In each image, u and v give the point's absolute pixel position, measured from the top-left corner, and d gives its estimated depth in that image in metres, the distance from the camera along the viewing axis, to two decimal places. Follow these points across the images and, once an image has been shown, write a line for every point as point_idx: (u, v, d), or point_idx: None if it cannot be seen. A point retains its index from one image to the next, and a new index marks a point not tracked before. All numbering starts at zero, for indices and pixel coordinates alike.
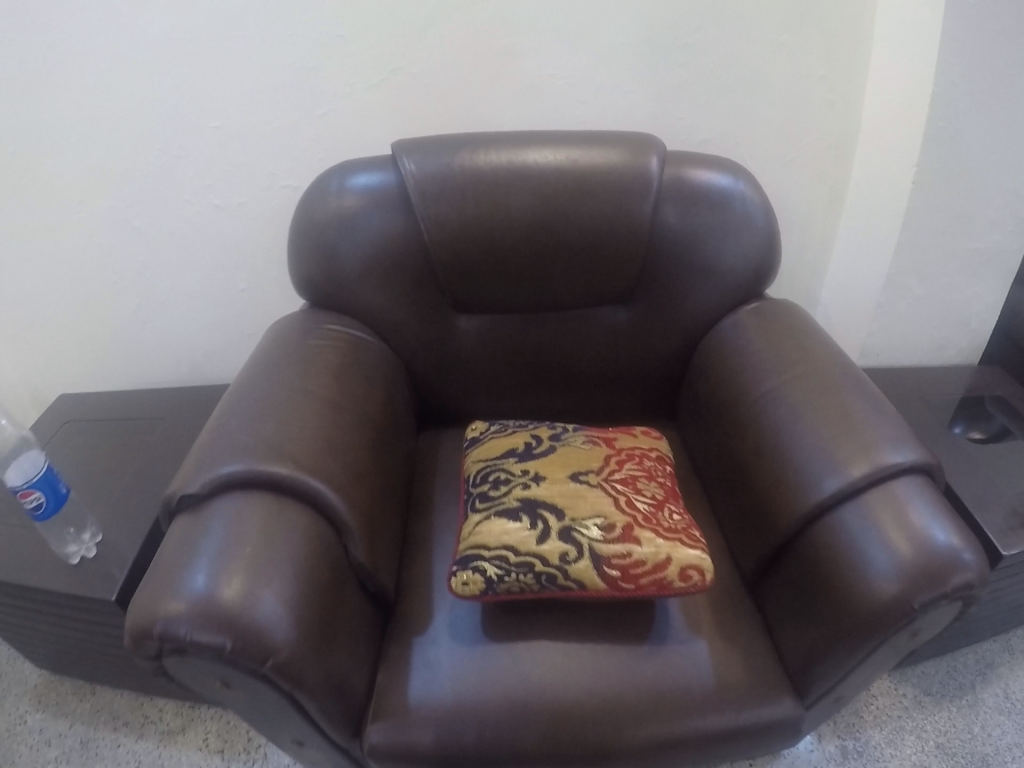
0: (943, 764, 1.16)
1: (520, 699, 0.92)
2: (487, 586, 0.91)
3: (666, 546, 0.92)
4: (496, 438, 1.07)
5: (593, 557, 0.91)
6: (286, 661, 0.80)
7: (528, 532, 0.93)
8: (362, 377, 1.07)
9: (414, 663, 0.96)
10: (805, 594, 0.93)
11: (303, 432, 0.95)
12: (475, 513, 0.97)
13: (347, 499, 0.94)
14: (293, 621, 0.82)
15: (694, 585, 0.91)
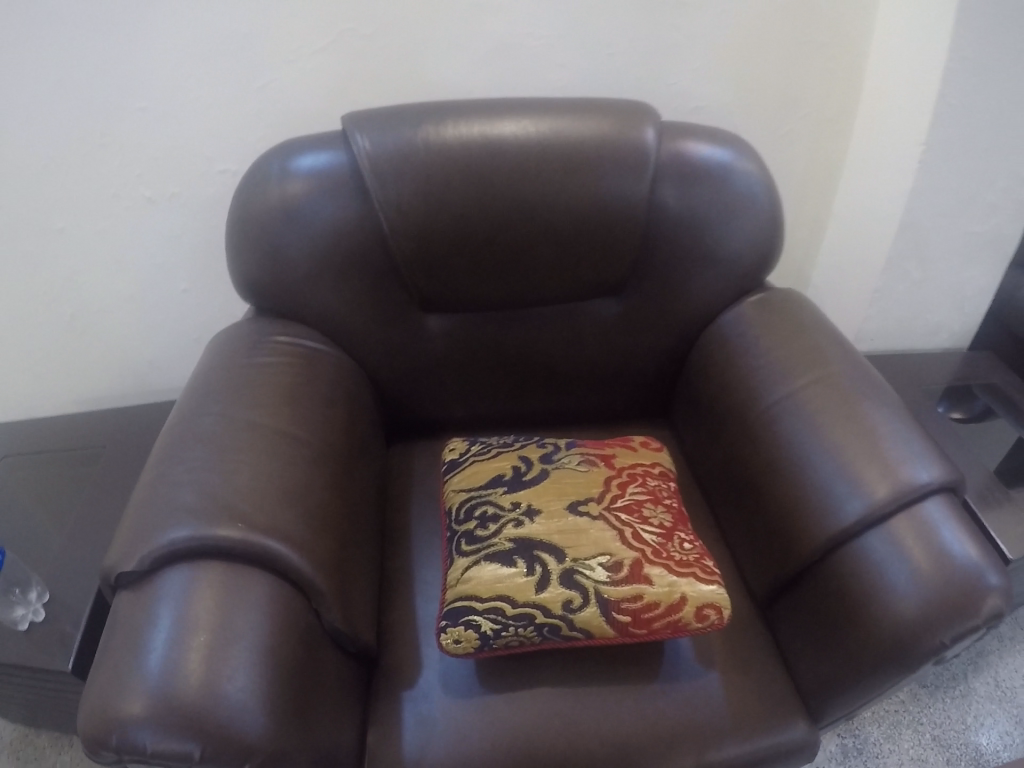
0: (940, 757, 1.13)
1: (523, 755, 0.83)
2: (482, 642, 0.81)
3: (680, 582, 0.83)
4: (478, 463, 0.96)
5: (601, 602, 0.81)
6: (262, 757, 0.71)
7: (526, 578, 0.82)
8: (322, 399, 0.94)
9: (405, 719, 0.86)
10: (820, 627, 0.83)
11: (258, 480, 0.82)
12: (462, 558, 0.86)
13: (316, 552, 0.82)
14: (266, 708, 0.72)
15: (711, 624, 0.82)
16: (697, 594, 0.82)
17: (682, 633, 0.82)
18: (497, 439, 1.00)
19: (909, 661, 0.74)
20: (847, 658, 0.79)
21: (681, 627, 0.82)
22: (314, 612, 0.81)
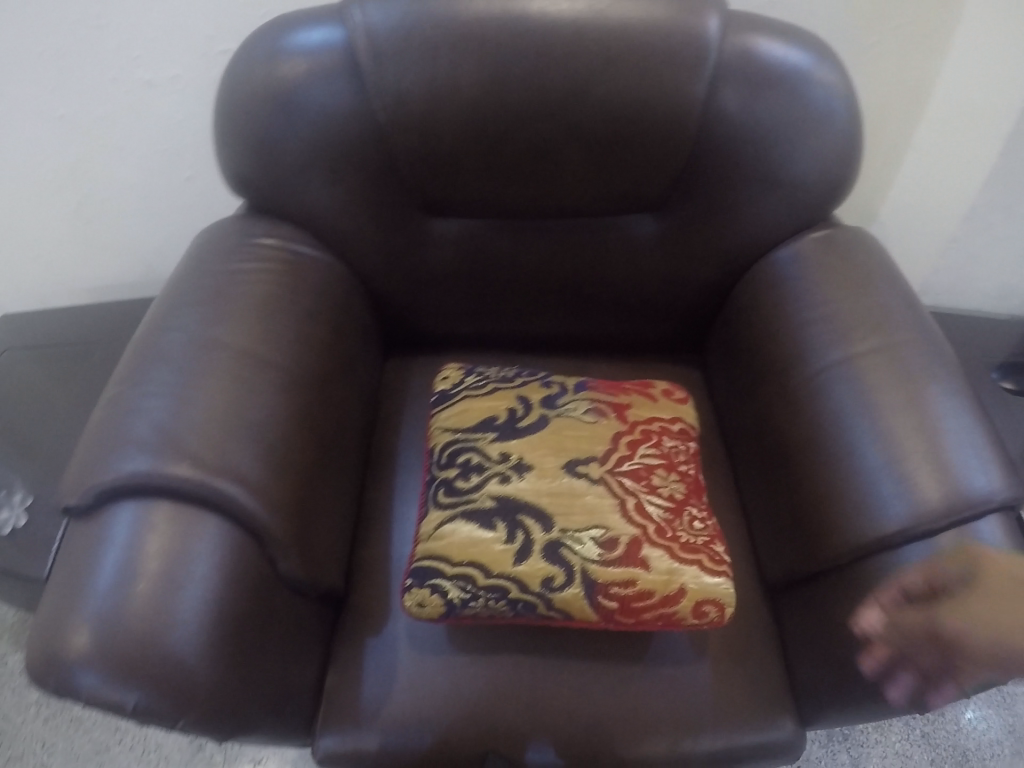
0: (926, 753, 1.15)
1: (488, 719, 0.78)
2: (448, 611, 0.73)
3: (680, 572, 0.72)
4: (470, 399, 0.85)
5: (586, 585, 0.71)
6: (203, 715, 0.63)
7: (505, 546, 0.73)
8: (301, 313, 0.83)
9: (367, 664, 0.81)
10: (835, 633, 0.76)
11: (220, 411, 0.72)
12: (437, 510, 0.77)
13: (280, 495, 0.72)
14: (214, 660, 0.64)
15: (709, 622, 0.73)
16: (698, 586, 0.73)
17: (673, 625, 0.73)
18: (496, 372, 0.89)
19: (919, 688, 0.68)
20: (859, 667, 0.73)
21: (673, 620, 0.73)
22: (268, 559, 0.71)
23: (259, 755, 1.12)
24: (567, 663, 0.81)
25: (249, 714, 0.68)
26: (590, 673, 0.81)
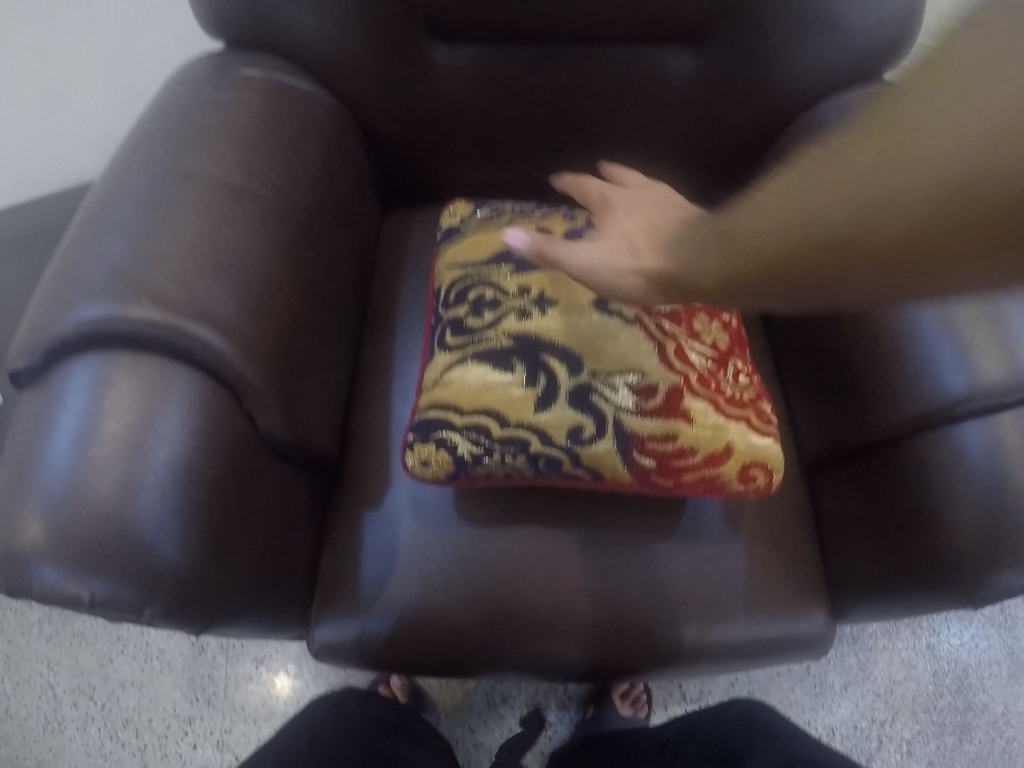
0: (928, 664, 1.05)
1: (499, 605, 0.71)
2: (456, 468, 0.67)
3: (727, 429, 0.67)
4: (480, 232, 0.74)
5: (621, 440, 0.65)
6: (178, 603, 0.56)
7: (524, 390, 0.66)
8: (284, 149, 0.71)
9: (365, 543, 0.73)
10: (877, 508, 0.70)
11: (192, 250, 0.61)
12: (445, 355, 0.69)
13: (263, 353, 0.62)
14: (186, 542, 0.56)
15: (754, 487, 0.68)
16: (746, 446, 0.67)
17: (715, 489, 0.68)
18: (511, 205, 0.78)
19: (963, 581, 0.63)
20: (906, 554, 0.67)
21: (716, 484, 0.67)
22: (244, 415, 0.61)
23: (261, 654, 1.05)
24: (585, 544, 0.73)
25: (231, 603, 0.60)
26: (608, 557, 0.73)
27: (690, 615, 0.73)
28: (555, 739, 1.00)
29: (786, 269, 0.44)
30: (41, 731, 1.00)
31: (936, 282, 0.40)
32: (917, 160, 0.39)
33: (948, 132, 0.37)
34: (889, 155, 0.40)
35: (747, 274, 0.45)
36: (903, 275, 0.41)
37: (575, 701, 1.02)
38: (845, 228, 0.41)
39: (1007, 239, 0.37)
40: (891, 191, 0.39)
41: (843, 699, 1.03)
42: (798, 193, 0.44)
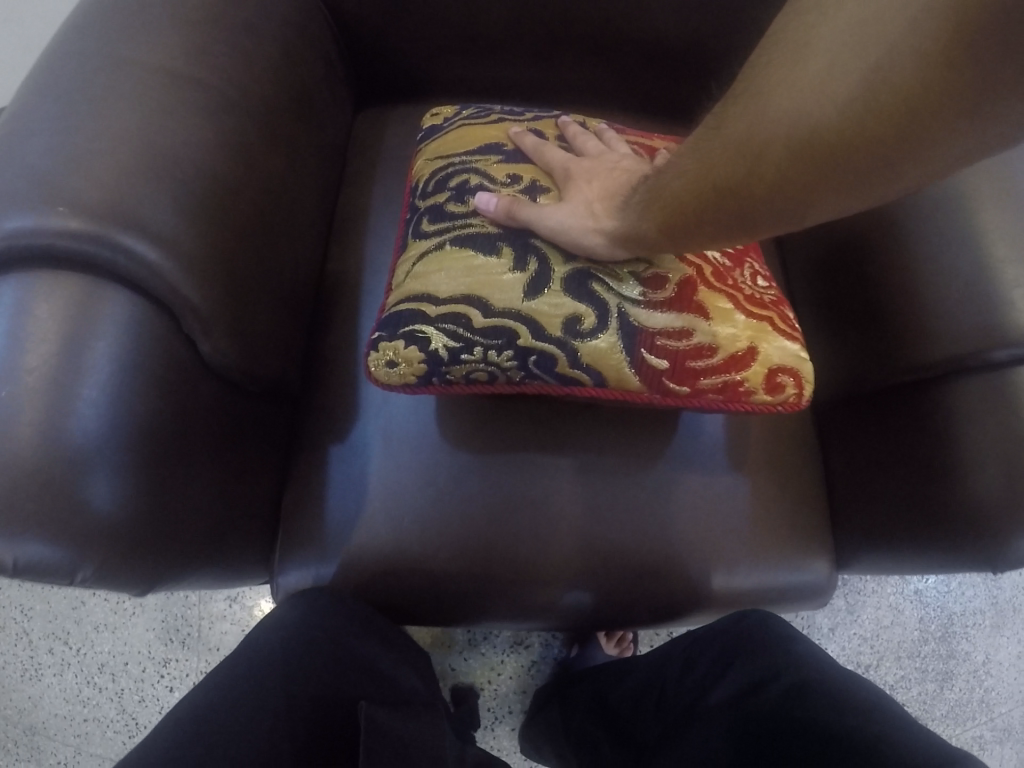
0: (916, 611, 1.00)
1: (476, 552, 0.65)
2: (430, 368, 0.55)
3: (746, 328, 0.56)
4: (467, 127, 0.63)
5: (626, 335, 0.54)
6: (114, 557, 0.51)
7: (514, 275, 0.54)
8: (236, 30, 0.61)
9: (332, 480, 0.67)
10: (919, 439, 0.61)
11: (124, 146, 0.52)
12: (421, 243, 0.58)
13: (207, 271, 0.54)
14: (123, 493, 0.50)
15: (785, 401, 0.57)
16: (774, 352, 0.56)
17: (738, 401, 0.56)
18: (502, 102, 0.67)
19: (973, 546, 0.57)
20: (914, 510, 0.62)
21: (739, 393, 0.56)
22: (186, 341, 0.54)
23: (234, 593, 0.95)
24: (570, 486, 0.67)
25: (174, 556, 0.55)
26: (593, 501, 0.67)
27: (681, 566, 0.67)
28: (537, 677, 0.97)
29: (729, 215, 0.42)
30: (18, 679, 0.91)
31: (885, 186, 0.36)
32: (803, 104, 0.35)
33: (830, 66, 0.34)
34: (747, 104, 0.38)
35: (695, 226, 0.44)
36: (841, 196, 0.37)
37: (560, 636, 0.98)
38: (728, 179, 0.40)
39: (889, 155, 0.34)
40: (789, 138, 0.36)
41: (830, 642, 0.99)
42: (715, 143, 0.41)
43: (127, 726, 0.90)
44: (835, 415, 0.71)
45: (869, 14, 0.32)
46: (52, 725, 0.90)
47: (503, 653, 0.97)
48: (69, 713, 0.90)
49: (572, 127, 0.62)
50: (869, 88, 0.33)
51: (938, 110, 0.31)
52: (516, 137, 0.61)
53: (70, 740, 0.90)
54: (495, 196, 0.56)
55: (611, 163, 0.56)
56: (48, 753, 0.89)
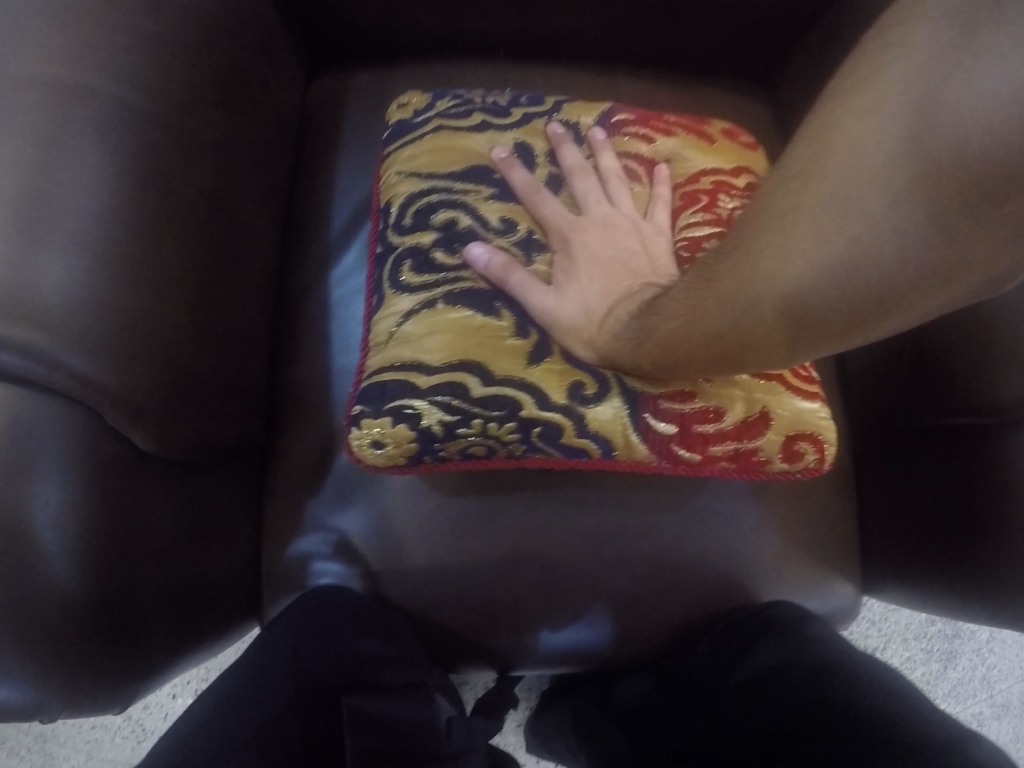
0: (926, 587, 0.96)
1: (478, 600, 0.60)
2: (421, 446, 0.50)
3: (758, 390, 0.53)
4: (444, 135, 0.56)
5: (629, 399, 0.51)
6: (79, 692, 0.44)
7: (515, 342, 0.50)
8: (140, 14, 0.49)
9: (307, 531, 0.60)
10: (944, 493, 0.55)
11: (9, 205, 0.43)
12: (404, 295, 0.52)
13: (126, 345, 0.44)
14: (73, 625, 0.43)
15: (801, 468, 0.55)
16: (786, 412, 0.53)
17: (752, 469, 0.54)
18: (483, 93, 0.59)
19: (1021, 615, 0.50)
20: (945, 552, 0.55)
21: (754, 461, 0.53)
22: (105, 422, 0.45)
23: None
24: (569, 528, 0.61)
25: (145, 661, 0.48)
26: (594, 541, 0.61)
27: (688, 605, 0.62)
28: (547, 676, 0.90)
29: (724, 360, 0.41)
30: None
31: (881, 325, 0.35)
32: (790, 266, 0.34)
33: (806, 243, 0.33)
34: (740, 263, 0.37)
35: (692, 363, 0.42)
36: (832, 347, 0.37)
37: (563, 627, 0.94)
38: (728, 332, 0.38)
39: (885, 304, 0.33)
40: (778, 306, 0.35)
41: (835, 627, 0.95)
42: (695, 294, 0.40)
43: (136, 731, 0.88)
44: (861, 448, 0.65)
45: (852, 182, 0.31)
46: (61, 733, 0.87)
47: None
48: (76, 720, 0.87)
49: (570, 155, 0.55)
50: (862, 248, 0.31)
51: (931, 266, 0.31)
52: (505, 165, 0.54)
53: (80, 746, 0.87)
54: (489, 252, 0.51)
55: (613, 229, 0.51)
56: (60, 760, 0.86)
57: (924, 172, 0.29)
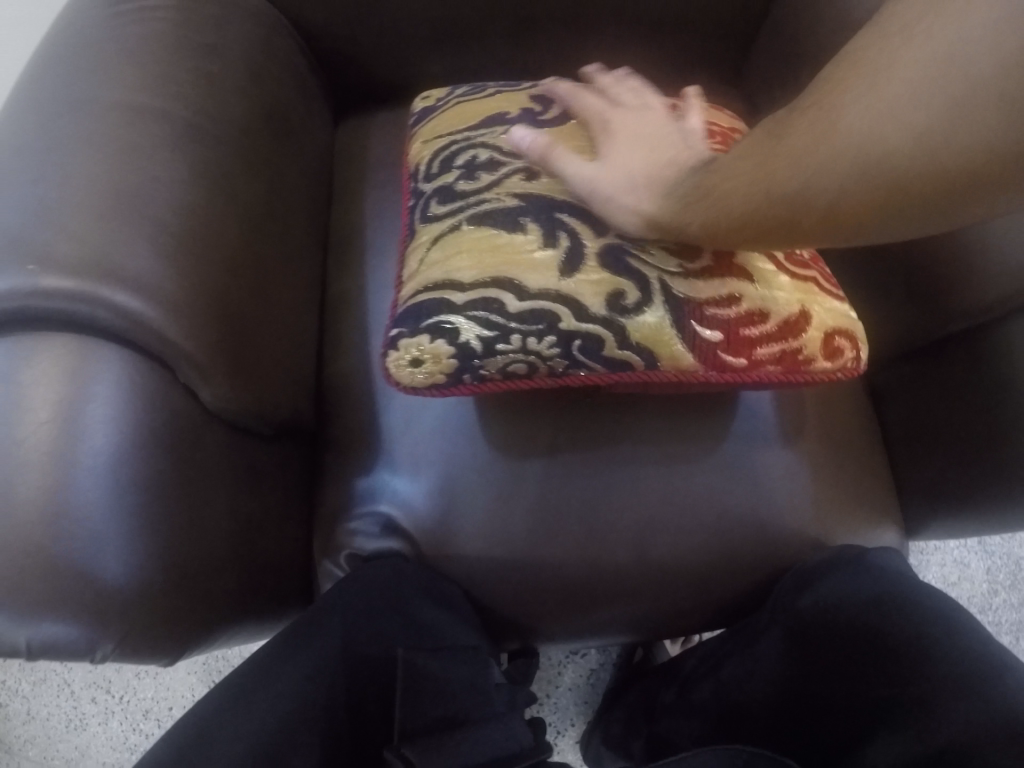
0: (977, 564, 0.96)
1: (529, 566, 0.63)
2: (460, 363, 0.53)
3: (794, 293, 0.57)
4: (465, 105, 0.64)
5: (674, 308, 0.54)
6: (149, 621, 0.46)
7: (546, 254, 0.54)
8: (192, 52, 0.57)
9: (359, 514, 0.63)
10: (940, 411, 0.61)
11: (93, 192, 0.48)
12: (437, 226, 0.57)
13: (201, 317, 0.50)
14: (141, 561, 0.46)
15: (841, 367, 0.58)
16: (826, 314, 0.58)
17: (796, 370, 0.57)
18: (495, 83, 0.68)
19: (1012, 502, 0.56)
20: (981, 471, 0.58)
21: (798, 361, 0.57)
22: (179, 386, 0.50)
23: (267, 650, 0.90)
24: (605, 489, 0.63)
25: (204, 622, 0.51)
26: (637, 505, 0.63)
27: (724, 557, 0.63)
28: (599, 688, 0.84)
29: (776, 226, 0.43)
30: (63, 730, 0.88)
31: (941, 207, 0.38)
32: (877, 118, 0.37)
33: (900, 100, 0.36)
34: (817, 126, 0.40)
35: (741, 234, 0.45)
36: (883, 224, 0.40)
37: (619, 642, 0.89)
38: (793, 192, 0.41)
39: (954, 181, 0.36)
40: (861, 162, 0.38)
41: None
42: (763, 169, 0.43)
43: None
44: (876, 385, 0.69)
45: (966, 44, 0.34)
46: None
47: (560, 660, 0.84)
48: (116, 761, 0.87)
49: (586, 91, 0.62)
50: (955, 112, 0.34)
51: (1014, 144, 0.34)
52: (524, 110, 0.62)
53: None
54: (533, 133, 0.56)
55: (645, 119, 0.56)
56: None
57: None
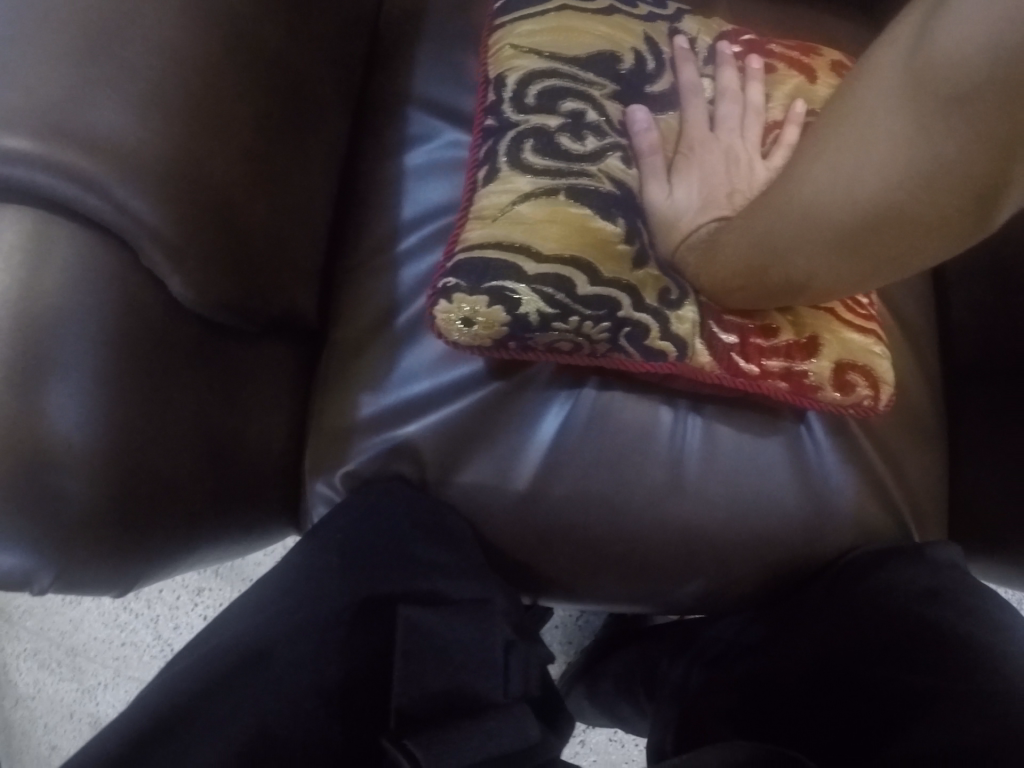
0: None
1: (537, 532, 0.56)
2: (511, 332, 0.50)
3: (817, 313, 0.53)
4: (566, 15, 0.55)
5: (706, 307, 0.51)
6: (105, 547, 0.42)
7: (626, 248, 0.51)
8: None
9: (362, 438, 0.57)
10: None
11: (66, 37, 0.40)
12: (525, 178, 0.52)
13: (178, 196, 0.42)
14: (87, 482, 0.40)
15: (853, 401, 0.53)
16: (835, 340, 0.53)
17: (803, 394, 0.53)
18: None
19: None
20: None
21: (805, 385, 0.52)
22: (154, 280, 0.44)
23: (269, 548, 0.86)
24: (631, 459, 0.56)
25: (165, 548, 0.46)
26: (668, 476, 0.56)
27: (753, 549, 0.57)
28: (588, 629, 0.81)
29: (763, 275, 0.44)
30: (59, 602, 0.86)
31: (897, 259, 0.38)
32: (815, 188, 0.37)
33: (829, 169, 0.36)
34: (782, 188, 0.40)
35: (742, 288, 0.46)
36: (851, 273, 0.40)
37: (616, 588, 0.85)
38: (760, 248, 0.42)
39: (888, 241, 0.36)
40: (807, 221, 0.38)
41: None
42: (750, 220, 0.43)
43: (164, 651, 0.85)
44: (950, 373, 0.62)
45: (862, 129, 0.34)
46: (91, 647, 0.85)
47: None
48: (108, 638, 0.85)
49: (688, 75, 0.55)
50: (863, 193, 0.35)
51: (918, 213, 0.34)
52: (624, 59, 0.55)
53: (109, 663, 0.85)
54: (649, 122, 0.53)
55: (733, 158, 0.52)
56: (90, 674, 0.85)
57: (921, 81, 0.31)
